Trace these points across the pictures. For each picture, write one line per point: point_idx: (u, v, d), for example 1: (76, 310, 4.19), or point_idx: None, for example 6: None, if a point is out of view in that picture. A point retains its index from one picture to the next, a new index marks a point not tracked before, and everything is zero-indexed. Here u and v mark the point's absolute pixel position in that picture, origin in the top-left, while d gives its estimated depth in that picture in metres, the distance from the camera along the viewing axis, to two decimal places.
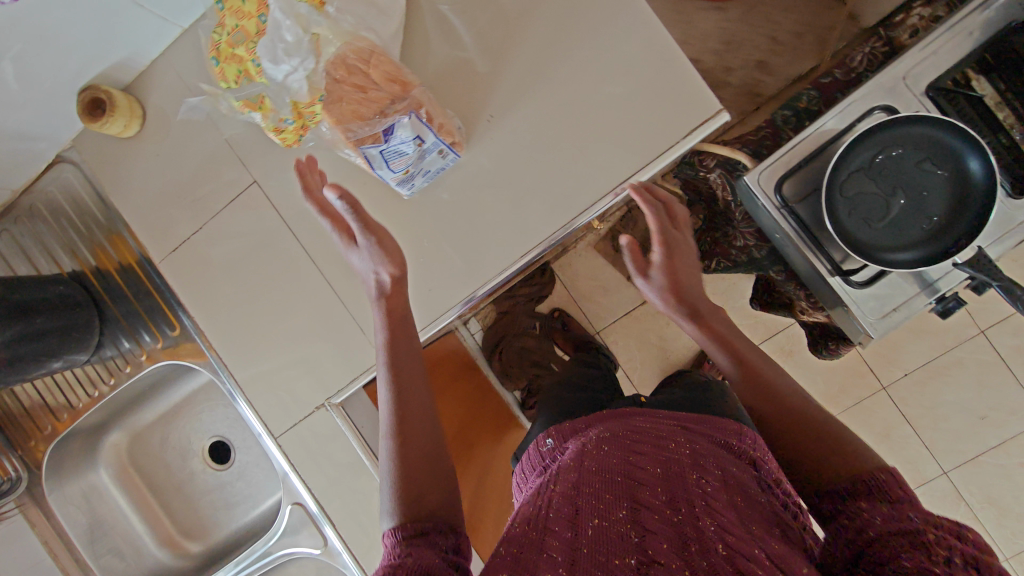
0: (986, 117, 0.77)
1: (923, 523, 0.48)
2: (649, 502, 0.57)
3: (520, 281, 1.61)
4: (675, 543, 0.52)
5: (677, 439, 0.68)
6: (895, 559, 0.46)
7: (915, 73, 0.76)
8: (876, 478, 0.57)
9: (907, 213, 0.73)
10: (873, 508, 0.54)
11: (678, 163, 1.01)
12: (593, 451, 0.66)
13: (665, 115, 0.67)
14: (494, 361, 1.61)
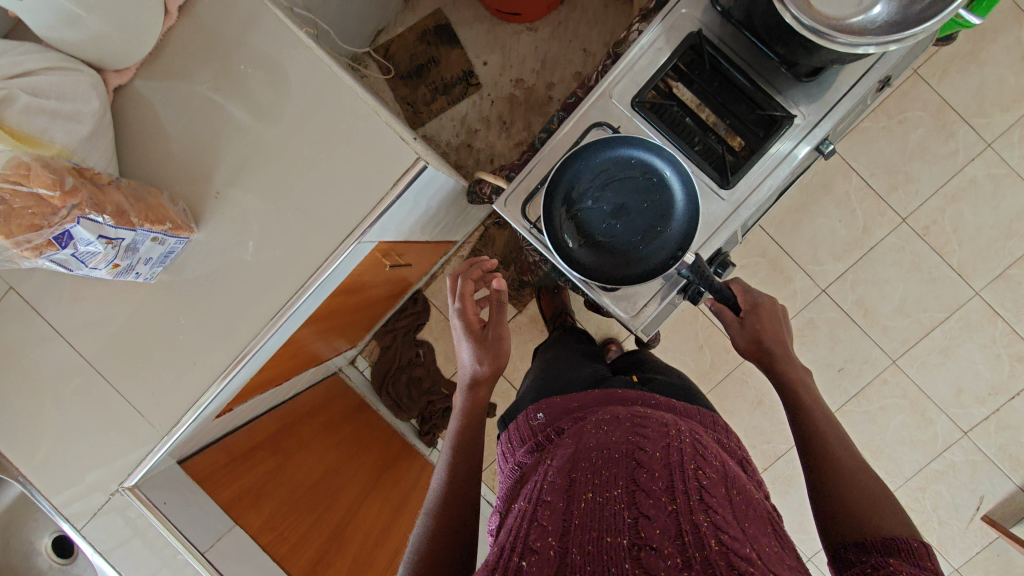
0: (692, 117, 0.85)
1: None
2: (648, 486, 0.53)
3: (394, 315, 1.66)
4: (669, 531, 0.48)
5: (680, 431, 0.64)
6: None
7: (619, 89, 0.84)
8: (904, 538, 0.53)
9: (628, 229, 0.82)
10: (902, 565, 0.50)
11: (469, 195, 1.07)
12: (595, 438, 0.63)
13: (372, 167, 0.74)
14: (384, 397, 1.64)
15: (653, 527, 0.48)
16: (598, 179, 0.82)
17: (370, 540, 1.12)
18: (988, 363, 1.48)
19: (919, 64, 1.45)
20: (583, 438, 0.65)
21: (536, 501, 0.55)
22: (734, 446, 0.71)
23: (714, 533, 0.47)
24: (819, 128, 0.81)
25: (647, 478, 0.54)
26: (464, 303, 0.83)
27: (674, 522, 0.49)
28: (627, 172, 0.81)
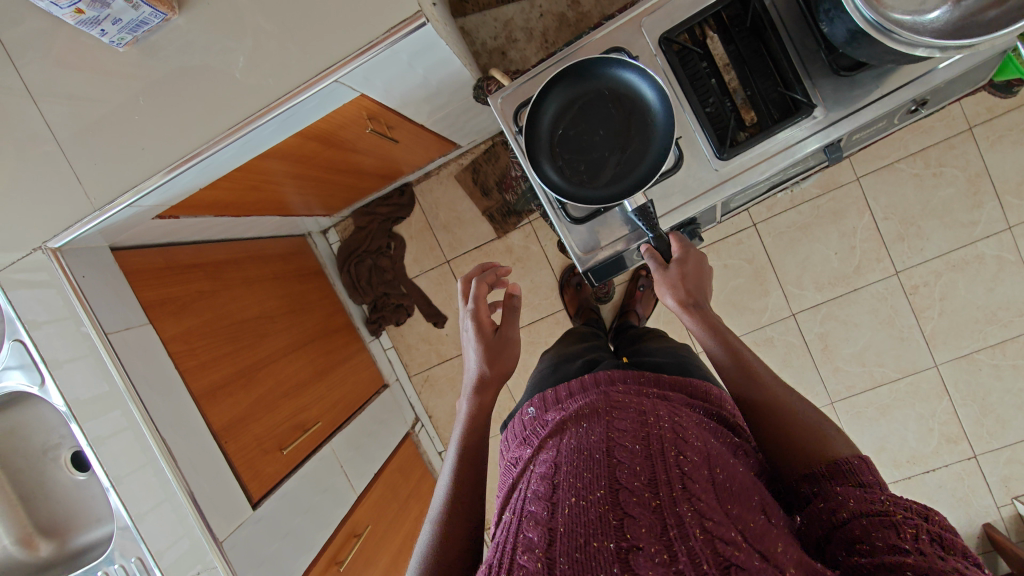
0: (716, 78, 0.80)
1: (891, 504, 0.51)
2: (628, 482, 0.55)
3: (378, 200, 1.63)
4: (655, 530, 0.50)
5: (658, 414, 0.66)
6: (876, 550, 0.48)
7: (652, 19, 0.78)
8: (840, 451, 0.59)
9: (608, 116, 0.77)
10: (845, 489, 0.55)
11: (474, 90, 1.03)
12: (575, 432, 0.65)
13: (367, 5, 0.70)
14: (343, 273, 1.66)
15: (638, 527, 0.50)
16: (571, 160, 0.79)
17: (276, 392, 1.16)
18: (918, 433, 1.50)
19: (977, 121, 1.38)
20: (565, 431, 0.67)
21: (523, 512, 0.56)
22: (720, 412, 0.73)
23: (697, 523, 0.50)
24: (833, 126, 0.76)
25: (626, 475, 0.56)
26: (476, 307, 0.80)
27: (658, 519, 0.51)
28: (563, 133, 0.79)
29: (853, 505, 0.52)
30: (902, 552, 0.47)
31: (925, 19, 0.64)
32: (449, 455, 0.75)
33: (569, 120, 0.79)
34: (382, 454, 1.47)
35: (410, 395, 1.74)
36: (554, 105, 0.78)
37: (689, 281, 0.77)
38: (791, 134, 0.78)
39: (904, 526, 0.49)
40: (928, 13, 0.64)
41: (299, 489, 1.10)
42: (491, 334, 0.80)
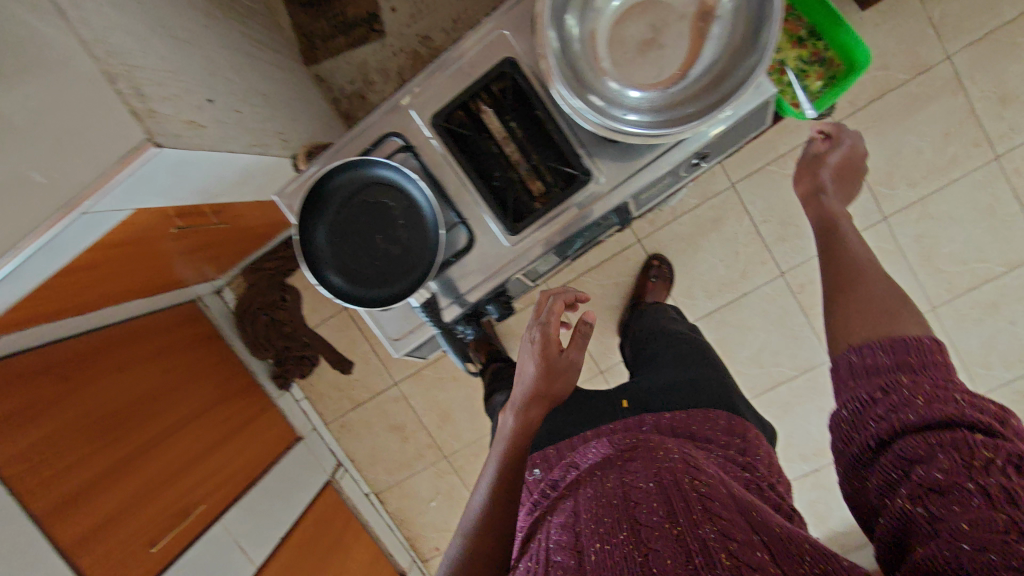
0: (498, 150, 0.78)
1: (973, 476, 0.46)
2: (648, 519, 0.57)
3: (265, 254, 1.60)
4: (683, 560, 0.52)
5: (666, 448, 0.69)
6: (929, 467, 0.49)
7: (419, 101, 0.77)
8: (947, 396, 0.52)
9: (374, 212, 0.75)
10: (936, 445, 0.49)
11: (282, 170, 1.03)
12: (592, 481, 0.68)
13: (93, 138, 0.69)
14: (240, 332, 1.63)
15: (661, 557, 0.52)
16: (362, 267, 0.75)
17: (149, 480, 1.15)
18: (820, 425, 1.52)
19: (842, 117, 1.37)
20: (585, 481, 0.69)
21: (548, 561, 0.59)
22: (723, 447, 0.77)
23: (721, 547, 0.51)
24: (614, 192, 0.76)
25: (645, 513, 0.58)
26: (546, 322, 0.78)
27: (683, 547, 0.53)
28: (342, 247, 0.75)
29: (931, 471, 0.48)
30: (956, 476, 0.46)
31: (622, 92, 0.66)
32: (488, 471, 0.76)
33: (339, 231, 0.75)
34: (289, 517, 1.45)
35: (329, 441, 1.74)
36: (321, 227, 0.76)
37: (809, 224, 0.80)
38: (575, 203, 0.77)
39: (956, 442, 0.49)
40: (630, 88, 0.66)
41: None
42: (555, 360, 0.78)
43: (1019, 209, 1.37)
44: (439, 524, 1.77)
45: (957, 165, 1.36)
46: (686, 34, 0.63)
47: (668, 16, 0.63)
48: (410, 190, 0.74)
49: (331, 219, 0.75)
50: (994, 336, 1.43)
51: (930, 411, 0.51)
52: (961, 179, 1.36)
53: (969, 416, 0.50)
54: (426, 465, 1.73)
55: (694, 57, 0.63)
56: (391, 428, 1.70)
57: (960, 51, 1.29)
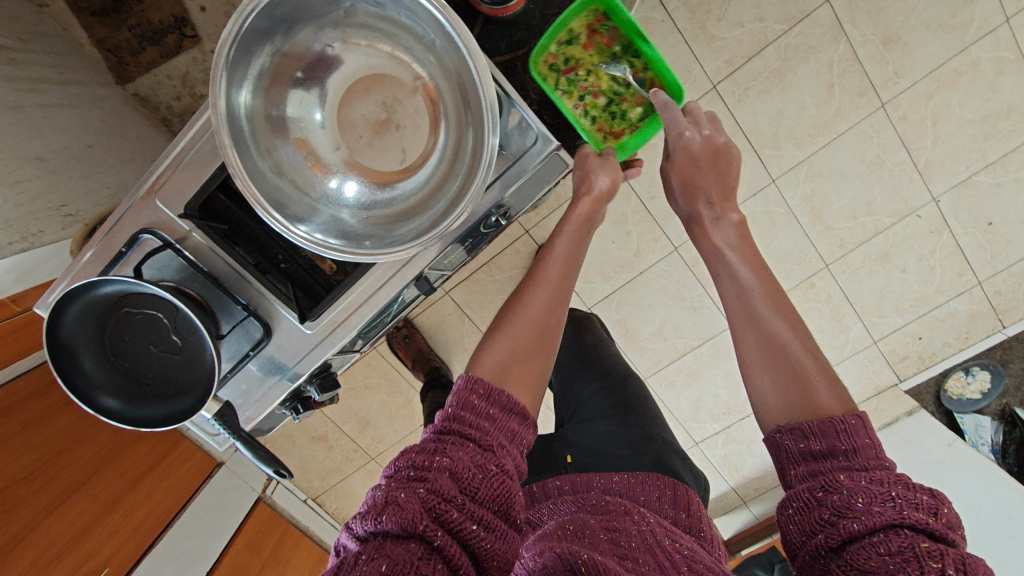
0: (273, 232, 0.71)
1: (911, 531, 0.44)
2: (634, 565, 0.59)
3: None
4: None
5: (639, 513, 0.73)
6: (879, 541, 0.44)
7: (164, 192, 0.67)
8: (858, 443, 0.51)
9: (141, 326, 0.68)
10: (862, 492, 0.47)
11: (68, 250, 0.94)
12: (562, 533, 0.69)
13: None
14: None
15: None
16: (151, 383, 0.69)
17: (53, 550, 1.11)
18: (728, 388, 1.55)
19: (720, 78, 1.27)
20: (554, 531, 0.70)
21: None
22: (677, 502, 0.79)
23: None
24: (408, 265, 0.70)
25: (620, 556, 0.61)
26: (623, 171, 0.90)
27: None
28: (119, 367, 0.68)
29: (880, 538, 0.44)
30: (907, 553, 0.43)
31: (338, 186, 0.66)
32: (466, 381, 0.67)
33: (110, 354, 0.68)
34: (217, 546, 1.47)
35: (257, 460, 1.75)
36: (86, 354, 0.67)
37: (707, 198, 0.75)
38: (372, 280, 0.71)
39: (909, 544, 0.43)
40: (348, 181, 0.66)
41: None
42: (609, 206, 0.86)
43: (907, 156, 1.31)
44: None
45: (841, 118, 1.29)
46: (411, 138, 0.65)
47: (393, 118, 0.65)
48: (172, 299, 0.66)
49: (94, 346, 0.67)
50: (888, 285, 1.43)
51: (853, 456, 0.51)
52: (846, 132, 1.30)
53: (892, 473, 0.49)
54: (357, 469, 1.75)
55: (417, 161, 0.66)
56: (313, 439, 1.71)
57: None
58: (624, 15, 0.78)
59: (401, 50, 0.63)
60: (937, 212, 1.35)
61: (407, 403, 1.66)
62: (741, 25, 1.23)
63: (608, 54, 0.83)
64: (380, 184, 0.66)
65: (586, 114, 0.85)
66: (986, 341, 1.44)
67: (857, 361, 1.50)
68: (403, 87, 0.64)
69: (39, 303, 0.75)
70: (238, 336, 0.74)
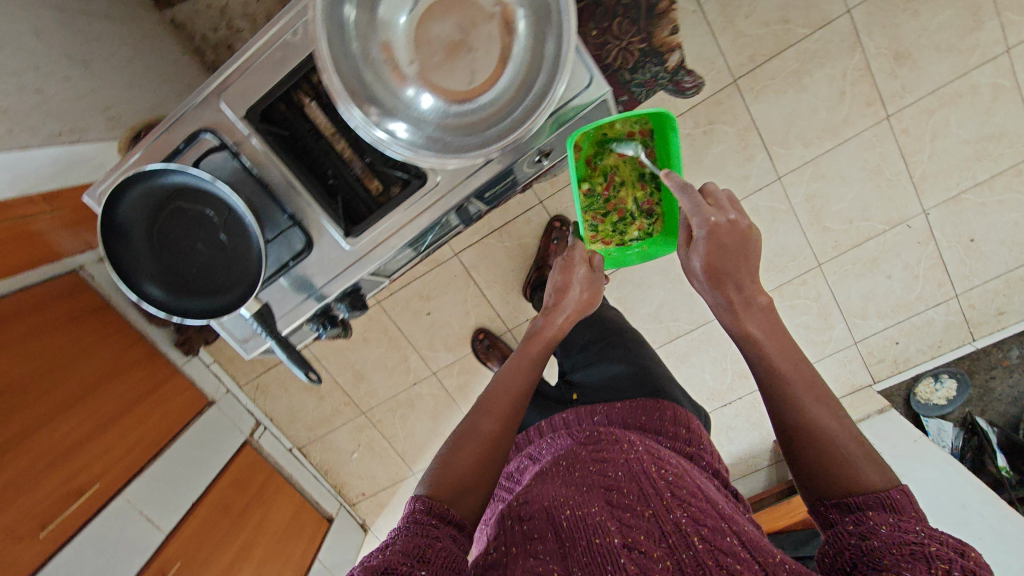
0: (327, 146, 0.74)
1: (925, 537, 0.54)
2: (621, 499, 0.65)
3: None
4: (654, 535, 0.61)
5: (629, 440, 0.79)
6: (888, 549, 0.54)
7: (230, 94, 0.70)
8: (887, 493, 0.62)
9: (189, 222, 0.71)
10: (882, 519, 0.59)
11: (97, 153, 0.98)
12: (557, 469, 0.76)
13: None
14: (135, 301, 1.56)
15: (641, 538, 0.60)
16: (189, 279, 0.72)
17: (39, 464, 1.14)
18: (714, 374, 1.62)
19: (741, 73, 1.33)
20: (546, 468, 0.78)
21: (517, 528, 0.65)
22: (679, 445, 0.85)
23: (693, 528, 0.61)
24: (454, 191, 0.74)
25: (621, 495, 0.66)
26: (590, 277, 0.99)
27: (657, 527, 0.62)
28: (163, 258, 0.71)
29: (888, 536, 0.56)
30: (916, 555, 0.52)
31: (414, 96, 0.70)
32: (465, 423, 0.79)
33: (155, 244, 0.71)
34: (202, 480, 1.49)
35: (247, 404, 1.76)
36: (133, 240, 0.70)
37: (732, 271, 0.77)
38: (417, 202, 0.74)
39: (931, 555, 0.52)
40: (423, 93, 0.69)
41: (72, 561, 1.12)
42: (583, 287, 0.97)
43: (905, 168, 1.40)
44: (364, 473, 1.86)
45: (848, 125, 1.37)
46: (484, 60, 0.68)
47: (467, 41, 0.68)
48: (223, 198, 0.69)
49: (145, 232, 0.71)
50: (873, 288, 1.52)
51: (879, 501, 0.61)
52: (852, 138, 1.38)
53: (912, 507, 0.60)
54: (346, 421, 1.78)
55: (488, 82, 0.69)
56: (307, 388, 1.73)
57: (858, 5, 1.27)
58: (672, 143, 0.97)
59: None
60: (925, 224, 1.44)
61: (403, 361, 1.69)
62: (766, 25, 1.30)
63: (636, 173, 1.05)
64: (454, 101, 0.70)
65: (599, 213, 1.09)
66: (957, 350, 1.54)
67: (837, 359, 1.59)
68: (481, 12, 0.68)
69: (87, 191, 0.77)
70: (281, 244, 0.77)
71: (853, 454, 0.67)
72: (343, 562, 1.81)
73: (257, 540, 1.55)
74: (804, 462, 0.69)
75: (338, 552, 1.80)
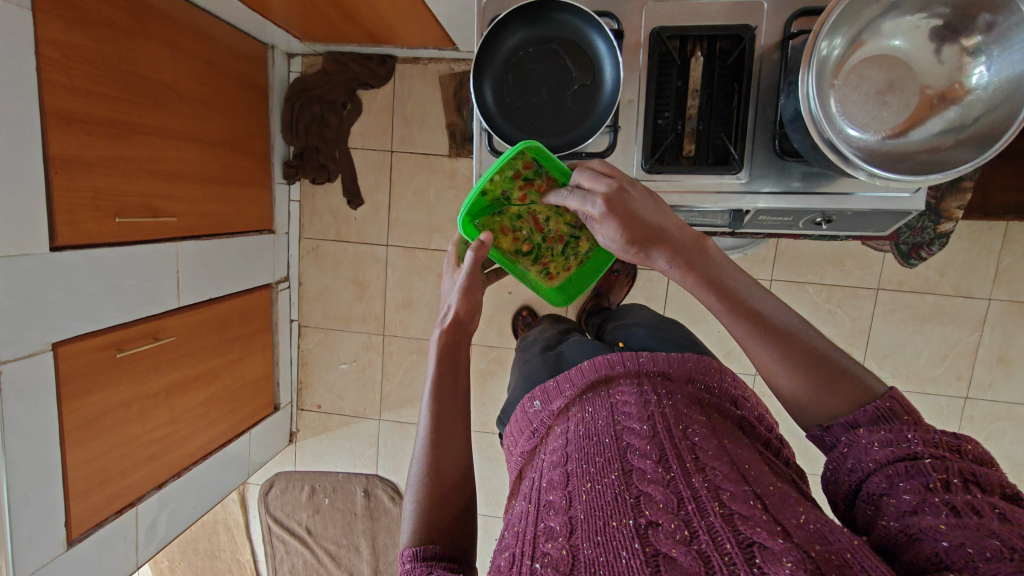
0: (679, 97, 0.81)
1: (920, 447, 0.49)
2: (639, 464, 0.54)
3: (356, 55, 1.53)
4: (669, 503, 0.50)
5: (657, 389, 0.64)
6: (897, 491, 0.48)
7: (655, 7, 0.78)
8: (880, 403, 0.54)
9: (557, 69, 0.77)
10: (875, 441, 0.52)
11: None
12: (581, 417, 0.63)
13: None
14: (285, 105, 1.55)
15: (653, 503, 0.50)
16: (516, 107, 0.78)
17: (147, 164, 1.08)
18: None
19: (886, 287, 1.49)
20: (570, 418, 0.65)
21: (542, 501, 0.55)
22: (722, 387, 0.68)
23: (711, 496, 0.50)
24: (744, 196, 0.81)
25: (636, 457, 0.55)
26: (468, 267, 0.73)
27: (672, 493, 0.51)
28: (512, 77, 0.78)
29: (886, 477, 0.49)
30: (924, 494, 0.46)
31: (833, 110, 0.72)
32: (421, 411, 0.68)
33: (516, 65, 0.77)
34: (229, 286, 1.40)
35: (292, 255, 1.69)
36: (510, 47, 0.77)
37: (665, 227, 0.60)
38: (711, 184, 0.81)
39: (930, 469, 0.47)
40: (840, 115, 0.72)
41: (115, 262, 1.03)
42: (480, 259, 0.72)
43: None
44: (336, 388, 1.76)
45: (935, 382, 1.51)
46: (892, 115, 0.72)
47: (905, 84, 0.71)
48: (600, 76, 0.76)
49: (524, 38, 0.77)
50: None
51: (876, 416, 0.54)
52: (930, 394, 1.52)
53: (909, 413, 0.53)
54: (361, 331, 1.71)
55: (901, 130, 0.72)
56: (355, 280, 1.69)
57: (999, 301, 1.46)
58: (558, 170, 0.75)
59: (976, 41, 0.67)
60: None
61: None
62: (927, 266, 1.47)
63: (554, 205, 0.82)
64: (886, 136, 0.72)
65: (541, 262, 0.89)
66: None
67: None
68: (943, 65, 0.69)
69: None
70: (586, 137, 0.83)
71: (846, 364, 0.58)
72: (262, 455, 1.64)
73: (225, 374, 1.41)
74: (800, 395, 0.58)
75: (264, 442, 1.64)
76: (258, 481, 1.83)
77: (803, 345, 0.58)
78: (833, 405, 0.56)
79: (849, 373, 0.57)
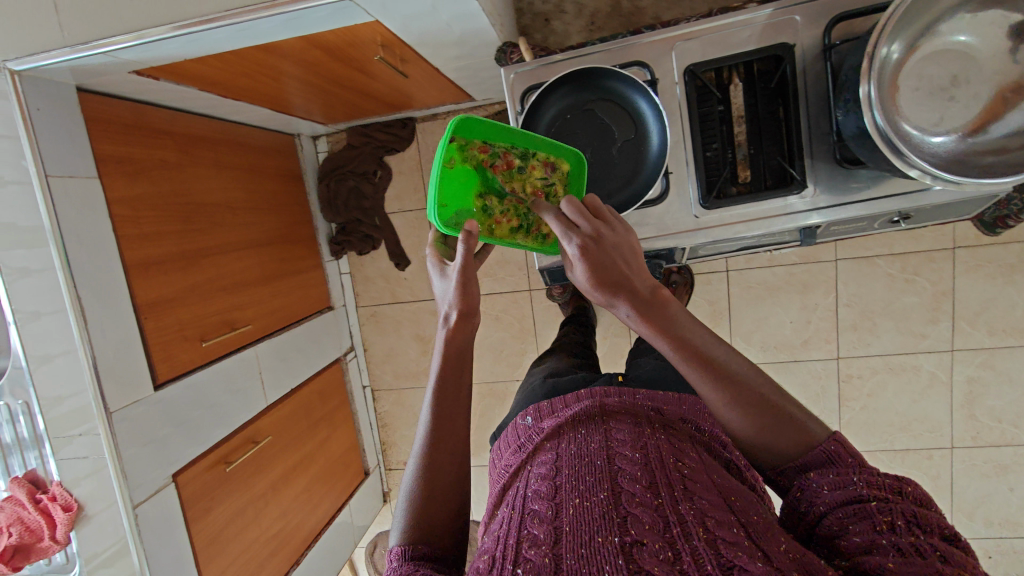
0: (726, 126, 0.79)
1: (865, 488, 0.46)
2: (630, 484, 0.49)
3: (378, 124, 1.56)
4: (658, 526, 0.45)
5: (655, 425, 0.59)
6: (848, 536, 0.45)
7: (686, 45, 0.77)
8: (827, 449, 0.51)
9: (601, 127, 0.78)
10: (823, 478, 0.49)
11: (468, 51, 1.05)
12: (573, 436, 0.57)
13: None
14: (321, 185, 1.61)
15: (641, 523, 0.45)
16: None
17: (216, 283, 1.14)
18: None
19: (964, 244, 1.41)
20: (564, 433, 0.59)
21: (524, 509, 0.50)
22: (715, 432, 0.62)
23: (698, 520, 0.45)
24: (812, 211, 0.78)
25: (627, 480, 0.49)
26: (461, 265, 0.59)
27: (660, 517, 0.46)
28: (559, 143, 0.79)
29: (836, 517, 0.46)
30: (873, 539, 0.43)
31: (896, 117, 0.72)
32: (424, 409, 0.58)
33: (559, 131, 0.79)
34: (305, 372, 1.46)
35: (352, 323, 1.74)
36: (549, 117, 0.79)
37: (633, 277, 0.54)
38: (775, 206, 0.79)
39: (876, 511, 0.45)
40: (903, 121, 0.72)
41: (208, 382, 1.09)
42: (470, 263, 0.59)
43: None
44: None
45: None
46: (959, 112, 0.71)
47: (971, 77, 0.70)
48: (644, 124, 0.77)
49: (564, 105, 0.78)
50: (990, 493, 1.51)
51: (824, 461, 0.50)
52: None
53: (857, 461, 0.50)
54: None
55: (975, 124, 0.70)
56: (417, 337, 1.72)
57: None
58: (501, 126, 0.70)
59: None
60: None
61: (519, 352, 1.68)
62: None
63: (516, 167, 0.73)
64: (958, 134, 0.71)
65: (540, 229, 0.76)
66: None
67: None
68: (1016, 59, 0.68)
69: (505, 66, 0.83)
70: None
71: (805, 421, 0.52)
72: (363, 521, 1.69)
73: (318, 457, 1.46)
74: (752, 436, 0.53)
75: (363, 507, 1.69)
76: (363, 543, 1.89)
77: (748, 391, 0.52)
78: (778, 447, 0.52)
79: (791, 419, 0.52)
